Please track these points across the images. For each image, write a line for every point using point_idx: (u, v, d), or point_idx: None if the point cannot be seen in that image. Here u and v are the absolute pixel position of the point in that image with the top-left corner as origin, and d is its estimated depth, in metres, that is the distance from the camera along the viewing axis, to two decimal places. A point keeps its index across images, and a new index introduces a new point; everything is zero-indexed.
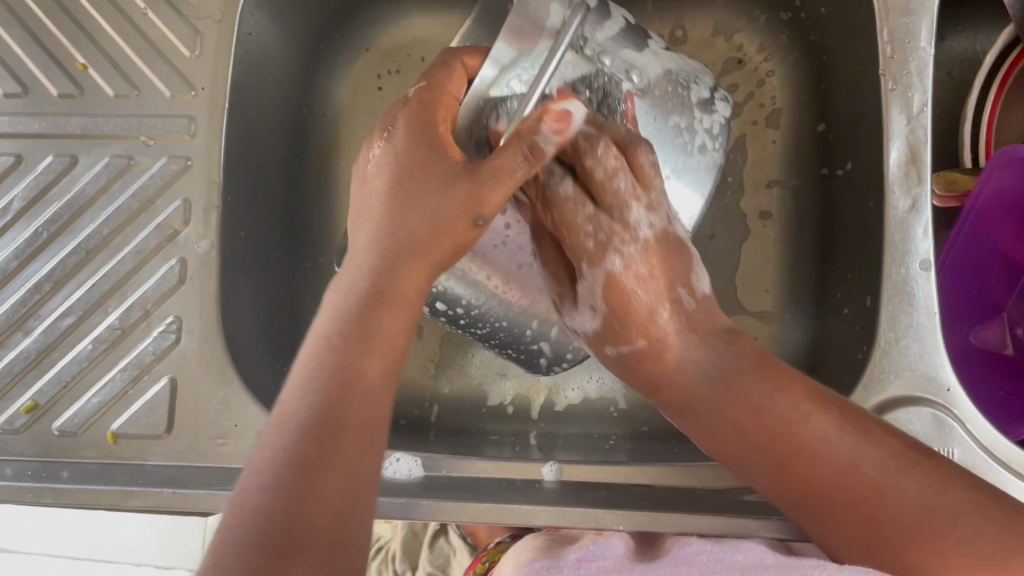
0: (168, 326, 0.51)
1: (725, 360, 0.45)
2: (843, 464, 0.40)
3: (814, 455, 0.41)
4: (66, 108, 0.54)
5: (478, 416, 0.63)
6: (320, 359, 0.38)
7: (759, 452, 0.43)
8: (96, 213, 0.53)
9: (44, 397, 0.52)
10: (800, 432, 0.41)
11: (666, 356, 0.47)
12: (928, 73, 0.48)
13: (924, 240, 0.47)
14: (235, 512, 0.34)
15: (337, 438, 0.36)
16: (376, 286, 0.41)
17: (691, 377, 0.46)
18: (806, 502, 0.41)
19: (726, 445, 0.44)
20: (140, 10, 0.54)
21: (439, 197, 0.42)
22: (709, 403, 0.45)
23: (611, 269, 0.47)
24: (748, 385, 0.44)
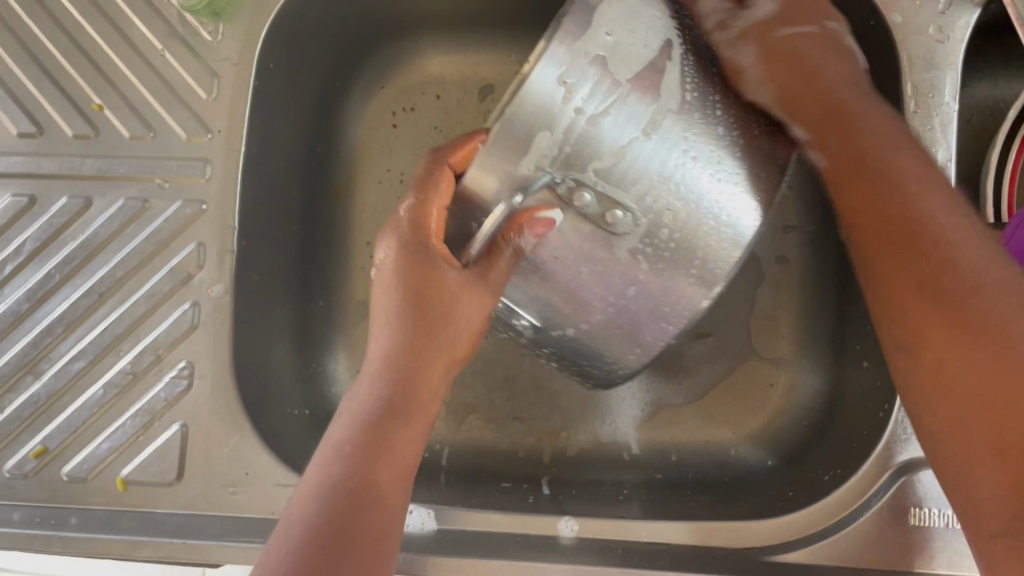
0: (180, 372, 0.51)
1: (959, 227, 0.37)
2: (983, 283, 0.35)
3: (982, 302, 0.34)
4: (81, 149, 0.54)
5: (490, 459, 0.62)
6: (345, 453, 0.38)
7: (919, 283, 0.36)
8: (110, 256, 0.53)
9: (54, 442, 0.51)
10: (1020, 337, 0.33)
11: (899, 188, 0.38)
12: (952, 129, 0.48)
13: None
14: (286, 531, 0.35)
15: (376, 469, 0.38)
16: (402, 379, 0.41)
17: (931, 237, 0.36)
18: (946, 320, 0.34)
19: (879, 232, 0.38)
20: (156, 52, 0.54)
21: (453, 311, 0.43)
22: (884, 184, 0.39)
23: (844, 98, 0.42)
24: (976, 257, 0.36)
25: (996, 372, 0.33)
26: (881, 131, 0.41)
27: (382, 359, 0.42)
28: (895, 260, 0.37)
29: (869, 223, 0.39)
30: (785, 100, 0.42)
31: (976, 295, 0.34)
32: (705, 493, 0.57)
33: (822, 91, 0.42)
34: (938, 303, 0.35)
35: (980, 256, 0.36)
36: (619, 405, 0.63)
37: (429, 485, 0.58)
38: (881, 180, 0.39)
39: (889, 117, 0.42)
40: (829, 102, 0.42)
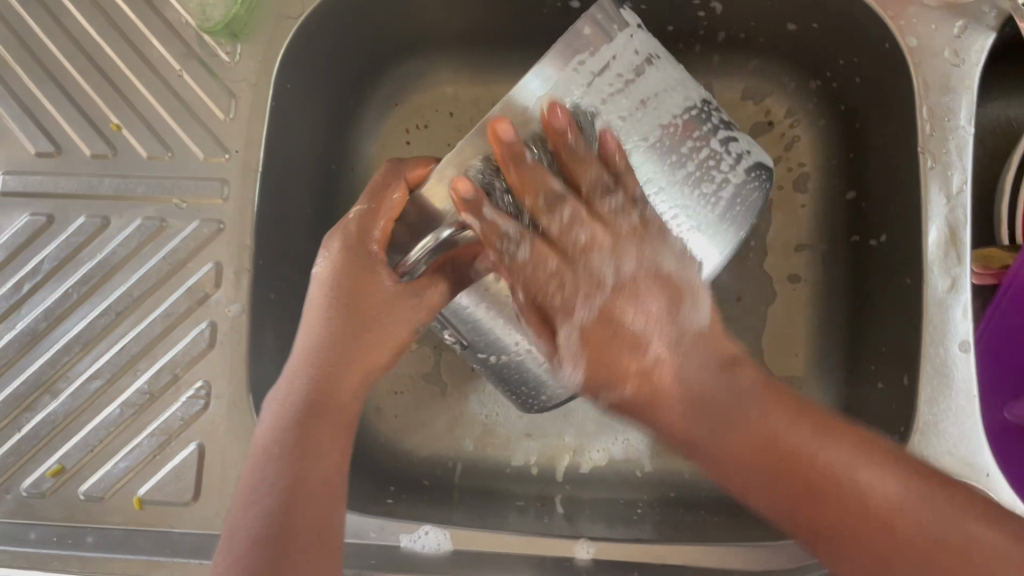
0: (197, 392, 0.51)
1: (872, 471, 0.42)
2: (881, 503, 0.41)
3: (858, 497, 0.42)
4: (99, 169, 0.54)
5: (502, 477, 0.62)
6: (270, 458, 0.42)
7: (792, 494, 0.44)
8: (127, 275, 0.53)
9: (71, 461, 0.51)
10: (883, 514, 0.41)
11: (702, 400, 0.47)
12: (967, 152, 0.48)
13: (964, 321, 0.47)
14: (231, 541, 0.40)
15: (312, 462, 0.42)
16: (323, 397, 0.44)
17: (809, 468, 0.43)
18: (823, 530, 0.42)
19: (739, 478, 0.46)
20: (175, 72, 0.54)
21: (386, 318, 0.45)
22: (723, 407, 0.46)
23: (607, 280, 0.46)
24: (849, 469, 0.43)
25: (849, 518, 0.42)
26: (671, 391, 0.47)
27: (312, 356, 0.45)
28: (794, 493, 0.43)
29: (747, 451, 0.45)
30: (588, 343, 0.48)
31: (846, 476, 0.42)
32: (718, 513, 0.57)
33: (600, 314, 0.47)
34: (815, 496, 0.43)
35: (869, 464, 0.42)
36: (631, 422, 0.63)
37: (442, 504, 0.58)
38: (706, 409, 0.46)
39: (677, 341, 0.47)
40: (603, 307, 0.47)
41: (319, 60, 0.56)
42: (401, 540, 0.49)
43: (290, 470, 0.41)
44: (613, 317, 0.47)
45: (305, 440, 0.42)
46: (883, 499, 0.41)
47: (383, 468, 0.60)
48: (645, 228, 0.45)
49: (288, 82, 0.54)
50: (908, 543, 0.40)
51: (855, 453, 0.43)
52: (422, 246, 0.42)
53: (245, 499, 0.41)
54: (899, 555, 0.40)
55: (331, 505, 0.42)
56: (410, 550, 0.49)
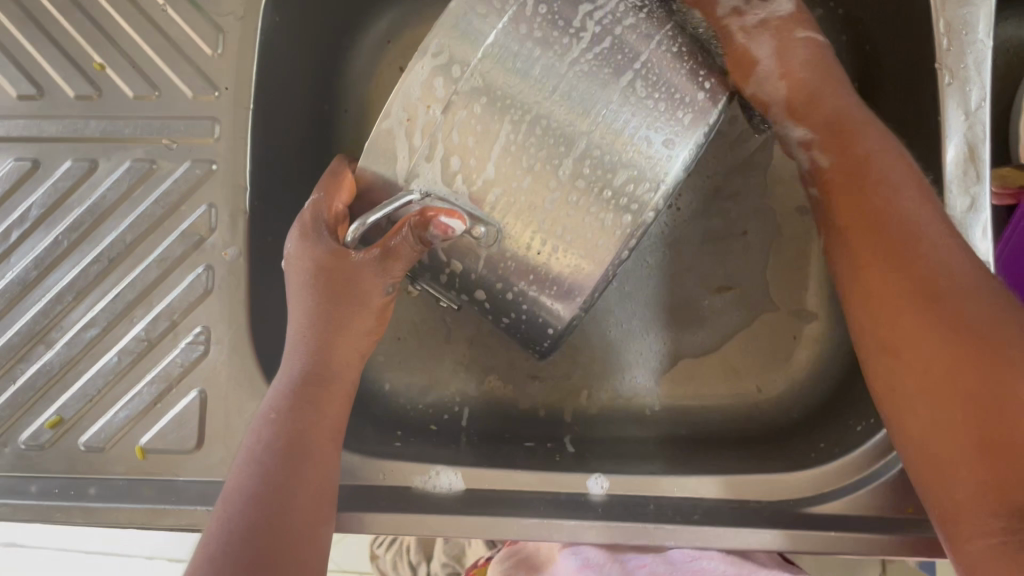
0: (196, 337, 0.50)
1: (1004, 308, 0.37)
2: (984, 314, 0.37)
3: (953, 299, 0.38)
4: (84, 110, 0.52)
5: (510, 420, 0.61)
6: (269, 422, 0.43)
7: (886, 252, 0.41)
8: (118, 220, 0.52)
9: (70, 412, 0.50)
10: (987, 331, 0.37)
11: (866, 212, 0.43)
12: (987, 66, 0.46)
13: (984, 240, 0.45)
14: (224, 503, 0.40)
15: (309, 432, 0.43)
16: (319, 362, 0.45)
17: (965, 309, 0.37)
18: (885, 311, 0.40)
19: (866, 283, 0.41)
20: (158, 7, 0.52)
21: (356, 288, 0.45)
22: (896, 229, 0.41)
23: (795, 78, 0.48)
24: (1007, 332, 0.37)
25: (906, 318, 0.39)
26: (920, 206, 0.42)
27: (303, 343, 0.46)
28: (886, 247, 0.41)
29: (876, 265, 0.41)
30: (835, 134, 0.46)
31: (946, 272, 0.39)
32: (728, 447, 0.56)
33: (833, 112, 0.47)
34: (916, 301, 0.39)
35: (999, 299, 0.38)
36: (636, 361, 0.62)
37: (449, 446, 0.57)
38: (851, 176, 0.44)
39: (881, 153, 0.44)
40: (842, 164, 0.45)
41: None
42: (413, 482, 0.48)
43: (285, 435, 0.42)
44: (795, 105, 0.49)
45: (303, 405, 0.43)
46: (986, 312, 0.37)
47: (388, 414, 0.59)
48: (816, 32, 0.50)
49: (277, 15, 0.52)
50: (993, 385, 0.36)
51: (993, 308, 0.38)
52: (359, 225, 0.43)
53: (238, 467, 0.42)
54: (1001, 408, 0.35)
55: (325, 480, 0.42)
56: (419, 491, 0.48)
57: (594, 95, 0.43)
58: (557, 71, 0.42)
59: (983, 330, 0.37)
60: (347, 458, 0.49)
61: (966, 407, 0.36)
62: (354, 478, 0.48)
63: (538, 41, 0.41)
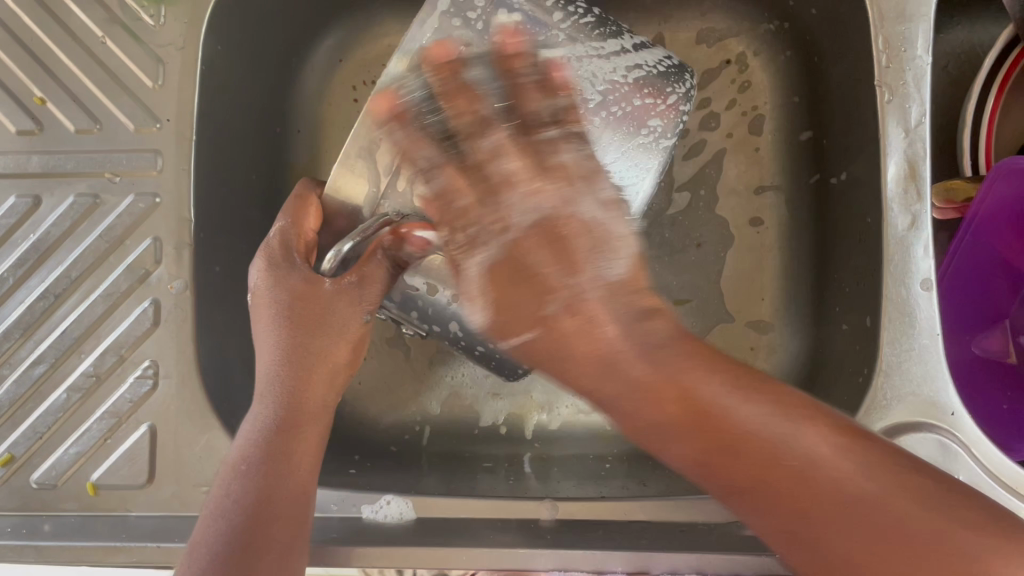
0: (145, 372, 0.50)
1: (760, 410, 0.33)
2: (801, 464, 0.32)
3: (763, 445, 0.32)
4: (27, 145, 0.52)
5: (470, 438, 0.61)
6: (242, 474, 0.41)
7: (705, 445, 0.33)
8: (64, 255, 0.51)
9: (20, 449, 0.50)
10: (772, 454, 0.32)
11: (548, 312, 0.35)
12: (926, 82, 0.46)
13: (926, 258, 0.45)
14: (194, 564, 0.38)
15: (282, 479, 0.41)
16: (290, 404, 0.43)
17: (764, 444, 0.32)
18: (796, 516, 0.32)
19: (720, 465, 0.33)
20: (98, 39, 0.52)
21: (331, 315, 0.45)
22: (758, 472, 0.32)
23: (508, 225, 0.36)
24: (842, 491, 0.31)
25: (717, 448, 0.33)
26: (632, 283, 0.36)
27: (274, 379, 0.44)
28: (728, 462, 0.33)
29: (666, 417, 0.33)
30: (553, 331, 0.35)
31: (750, 430, 0.33)
32: None
33: (552, 346, 0.35)
34: (759, 497, 0.32)
35: (789, 423, 0.33)
36: None
37: (408, 469, 0.57)
38: (563, 344, 0.35)
39: (610, 292, 0.35)
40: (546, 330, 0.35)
41: (250, 19, 0.53)
42: (362, 512, 0.49)
43: (255, 487, 0.40)
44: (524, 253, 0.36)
45: (274, 456, 0.41)
46: (797, 445, 0.32)
47: (347, 436, 0.59)
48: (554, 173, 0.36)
49: (218, 44, 0.51)
50: (814, 497, 0.31)
51: (821, 478, 0.31)
52: (339, 250, 0.45)
53: (210, 513, 0.40)
54: (830, 524, 0.31)
55: (299, 528, 0.41)
56: (371, 521, 0.48)
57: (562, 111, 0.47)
58: None
59: (796, 482, 0.32)
60: None
61: (825, 549, 0.31)
62: None
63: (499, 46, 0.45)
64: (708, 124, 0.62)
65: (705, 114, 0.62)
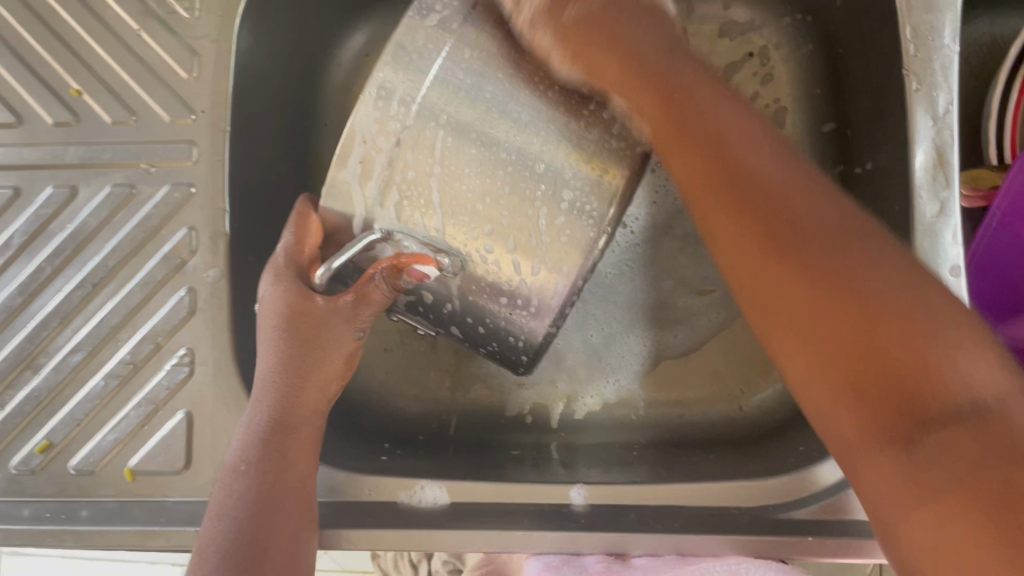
0: (181, 359, 0.50)
1: (817, 212, 0.37)
2: (849, 268, 0.34)
3: (809, 235, 0.36)
4: (63, 137, 0.53)
5: (497, 427, 0.62)
6: (242, 479, 0.44)
7: (762, 224, 0.37)
8: (100, 245, 0.52)
9: (58, 436, 0.50)
10: (820, 223, 0.36)
11: (642, 61, 0.44)
12: (953, 71, 0.47)
13: (954, 245, 0.46)
14: (204, 558, 0.41)
15: (281, 480, 0.44)
16: (285, 410, 0.46)
17: (802, 212, 0.37)
18: (802, 274, 0.35)
19: (737, 241, 0.38)
20: (133, 32, 0.52)
21: (325, 333, 0.47)
22: (807, 228, 0.36)
23: (586, 55, 0.44)
24: (859, 270, 0.34)
25: (762, 227, 0.37)
26: (761, 147, 0.41)
27: (270, 387, 0.47)
28: (755, 232, 0.37)
29: (700, 177, 0.41)
30: (674, 116, 0.43)
31: (795, 202, 0.37)
32: (714, 450, 0.56)
33: (716, 124, 0.41)
34: (790, 261, 0.36)
35: (841, 246, 0.35)
36: (617, 364, 0.63)
37: (436, 456, 0.57)
38: (688, 135, 0.42)
39: (759, 125, 0.42)
40: (705, 138, 0.41)
41: (282, 11, 0.54)
42: (399, 497, 0.49)
43: (257, 488, 0.43)
44: (665, 70, 0.44)
45: (273, 455, 0.44)
46: (837, 250, 0.35)
47: (375, 424, 0.60)
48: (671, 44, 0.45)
49: (251, 36, 0.52)
50: (831, 280, 0.34)
51: (849, 264, 0.35)
52: (330, 265, 0.45)
53: (212, 514, 0.43)
54: (857, 315, 0.33)
55: (301, 521, 0.44)
56: (407, 505, 0.49)
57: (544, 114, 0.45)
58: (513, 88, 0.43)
59: (824, 280, 0.34)
60: (333, 475, 0.50)
61: (805, 294, 0.35)
62: (343, 493, 0.49)
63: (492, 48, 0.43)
64: None
65: None
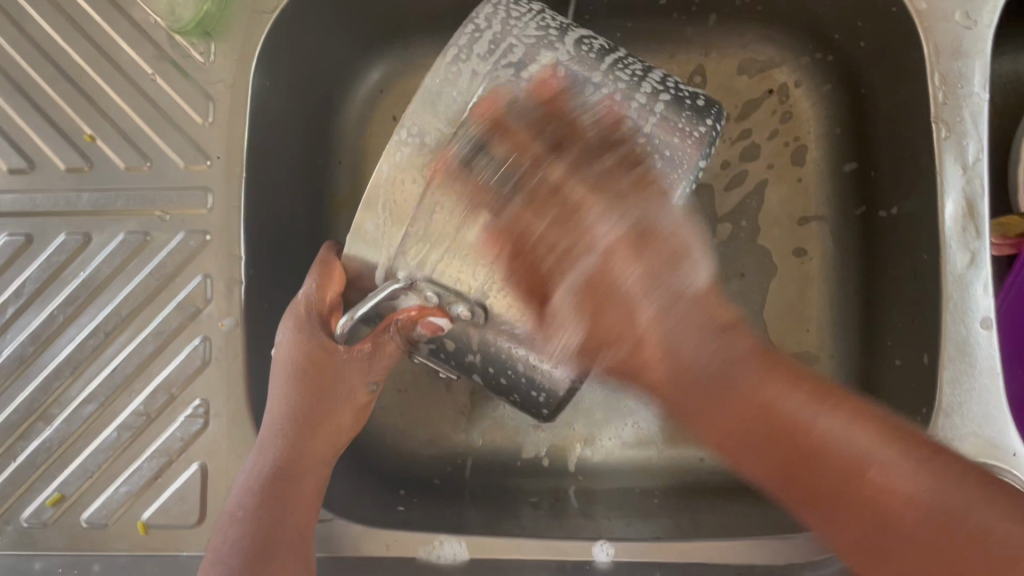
0: (195, 410, 0.49)
1: (844, 424, 0.38)
2: (827, 444, 0.37)
3: (818, 444, 0.38)
4: (76, 183, 0.52)
5: (515, 471, 0.61)
6: (238, 523, 0.43)
7: (744, 417, 0.40)
8: (114, 293, 0.51)
9: (70, 488, 0.50)
10: (804, 427, 0.38)
11: (562, 184, 0.41)
12: (983, 119, 0.46)
13: (985, 297, 0.45)
14: None
15: (280, 528, 0.43)
16: (290, 457, 0.45)
17: (789, 419, 0.38)
18: (833, 499, 0.37)
19: (779, 456, 0.38)
20: (148, 76, 0.52)
21: (339, 381, 0.46)
22: (738, 418, 0.40)
23: (554, 174, 0.41)
24: (873, 460, 0.36)
25: (794, 468, 0.38)
26: (702, 304, 0.41)
27: (278, 430, 0.45)
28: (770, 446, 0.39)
29: (679, 392, 0.41)
30: (593, 286, 0.41)
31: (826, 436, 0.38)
32: (738, 497, 0.56)
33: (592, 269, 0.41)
34: (796, 470, 0.38)
35: (833, 416, 0.38)
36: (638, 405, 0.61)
37: (453, 502, 0.57)
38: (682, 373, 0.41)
39: (666, 309, 0.41)
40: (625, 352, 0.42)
41: (298, 54, 0.53)
42: (419, 552, 0.48)
43: (251, 534, 0.43)
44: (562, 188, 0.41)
45: (272, 501, 0.43)
46: (839, 439, 0.37)
47: (390, 470, 0.59)
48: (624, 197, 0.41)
49: (267, 80, 0.51)
50: (849, 479, 0.37)
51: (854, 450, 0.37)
52: (351, 318, 0.42)
53: (210, 556, 0.43)
54: (867, 502, 0.36)
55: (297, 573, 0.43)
56: (427, 561, 0.48)
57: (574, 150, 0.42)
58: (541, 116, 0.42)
59: (850, 466, 0.37)
60: (350, 527, 0.49)
61: (832, 516, 0.37)
62: (361, 548, 0.48)
63: (509, 66, 0.42)
64: (750, 154, 0.61)
65: (746, 145, 0.61)
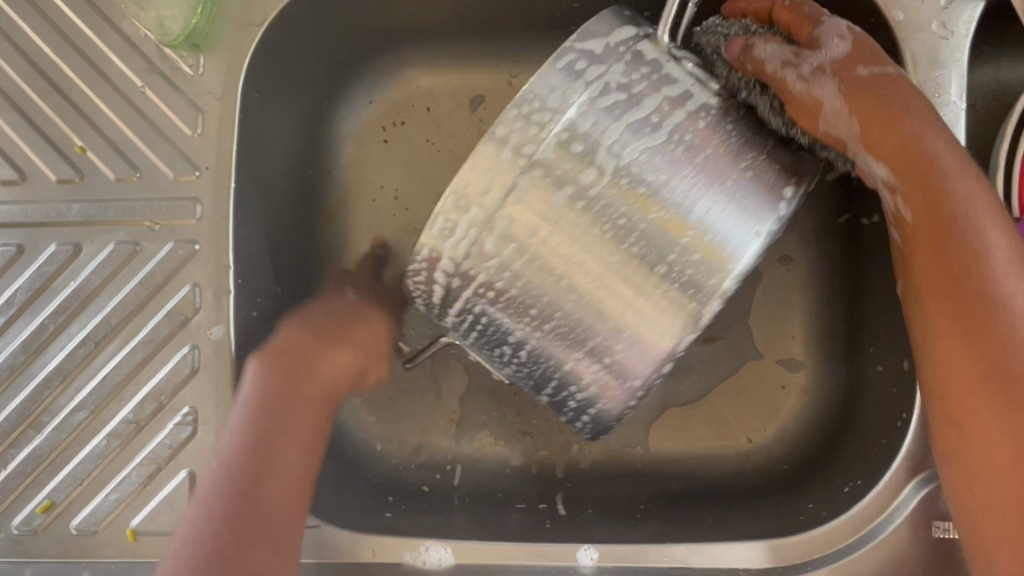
0: (184, 418, 0.50)
1: (965, 179, 0.42)
2: (993, 264, 0.40)
3: (962, 248, 0.41)
4: (67, 194, 0.53)
5: (503, 477, 0.61)
6: (246, 429, 0.44)
7: (920, 225, 0.42)
8: (104, 302, 0.52)
9: (60, 495, 0.50)
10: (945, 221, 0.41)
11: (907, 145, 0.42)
12: (960, 127, 0.47)
13: None
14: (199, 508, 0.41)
15: (285, 440, 0.45)
16: (301, 373, 0.47)
17: (955, 221, 0.41)
18: (958, 311, 0.40)
19: (928, 274, 0.41)
20: (137, 89, 0.52)
21: (353, 331, 0.51)
22: (942, 222, 0.41)
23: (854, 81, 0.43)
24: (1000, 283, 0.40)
25: (936, 285, 0.41)
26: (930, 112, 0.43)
27: (290, 351, 0.48)
28: (925, 253, 0.42)
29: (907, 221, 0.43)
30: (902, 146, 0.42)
31: (966, 235, 0.41)
32: (721, 505, 0.56)
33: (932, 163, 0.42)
34: (944, 264, 0.41)
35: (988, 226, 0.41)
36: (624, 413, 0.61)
37: (441, 508, 0.57)
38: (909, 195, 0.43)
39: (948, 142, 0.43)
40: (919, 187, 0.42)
41: (286, 66, 0.53)
42: (404, 557, 0.49)
43: (260, 441, 0.44)
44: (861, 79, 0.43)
45: (280, 413, 0.45)
46: (983, 250, 0.40)
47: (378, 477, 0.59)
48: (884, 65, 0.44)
49: (255, 93, 0.52)
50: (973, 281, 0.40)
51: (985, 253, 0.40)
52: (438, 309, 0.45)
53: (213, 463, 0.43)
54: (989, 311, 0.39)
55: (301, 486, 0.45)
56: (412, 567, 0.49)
57: (689, 192, 0.38)
58: (659, 149, 0.37)
59: (973, 276, 0.40)
60: (337, 533, 0.49)
61: (951, 328, 0.40)
62: (347, 553, 0.49)
63: (628, 97, 0.37)
64: None
65: None
